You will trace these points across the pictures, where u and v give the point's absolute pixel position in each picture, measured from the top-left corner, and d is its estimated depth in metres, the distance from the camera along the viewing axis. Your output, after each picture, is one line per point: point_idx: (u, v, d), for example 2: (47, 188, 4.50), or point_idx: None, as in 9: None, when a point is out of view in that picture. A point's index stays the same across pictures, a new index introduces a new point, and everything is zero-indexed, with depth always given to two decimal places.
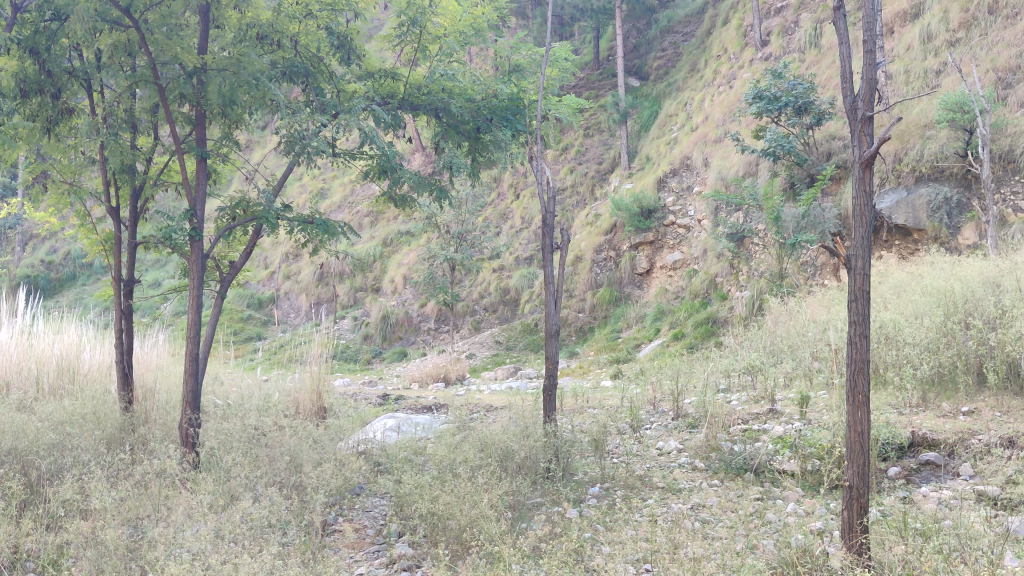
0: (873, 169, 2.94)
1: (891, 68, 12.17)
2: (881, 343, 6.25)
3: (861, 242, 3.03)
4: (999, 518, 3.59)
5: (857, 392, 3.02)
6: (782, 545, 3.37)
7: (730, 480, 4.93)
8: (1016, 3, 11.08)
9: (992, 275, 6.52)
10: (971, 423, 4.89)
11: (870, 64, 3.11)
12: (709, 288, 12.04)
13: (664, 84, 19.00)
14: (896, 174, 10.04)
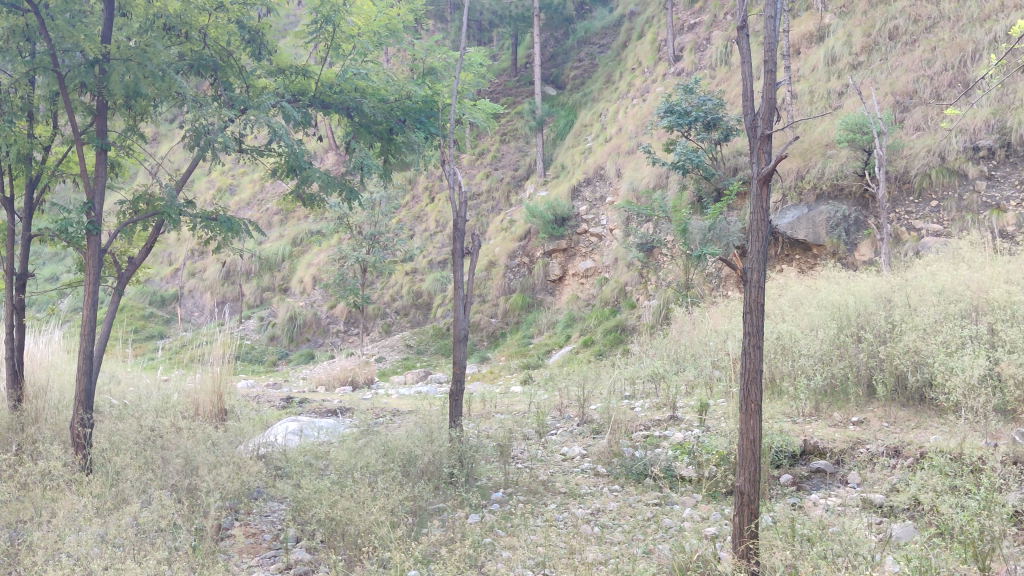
0: (770, 186, 3.01)
1: (796, 87, 12.60)
2: (778, 353, 6.43)
3: (757, 257, 3.11)
4: (881, 525, 3.74)
5: (751, 400, 3.06)
6: (676, 550, 3.45)
7: (630, 485, 4.99)
8: (914, 31, 11.60)
9: (884, 291, 6.81)
10: (860, 433, 5.07)
11: (771, 84, 3.20)
12: (619, 297, 12.21)
13: (580, 94, 19.28)
14: (798, 191, 10.37)
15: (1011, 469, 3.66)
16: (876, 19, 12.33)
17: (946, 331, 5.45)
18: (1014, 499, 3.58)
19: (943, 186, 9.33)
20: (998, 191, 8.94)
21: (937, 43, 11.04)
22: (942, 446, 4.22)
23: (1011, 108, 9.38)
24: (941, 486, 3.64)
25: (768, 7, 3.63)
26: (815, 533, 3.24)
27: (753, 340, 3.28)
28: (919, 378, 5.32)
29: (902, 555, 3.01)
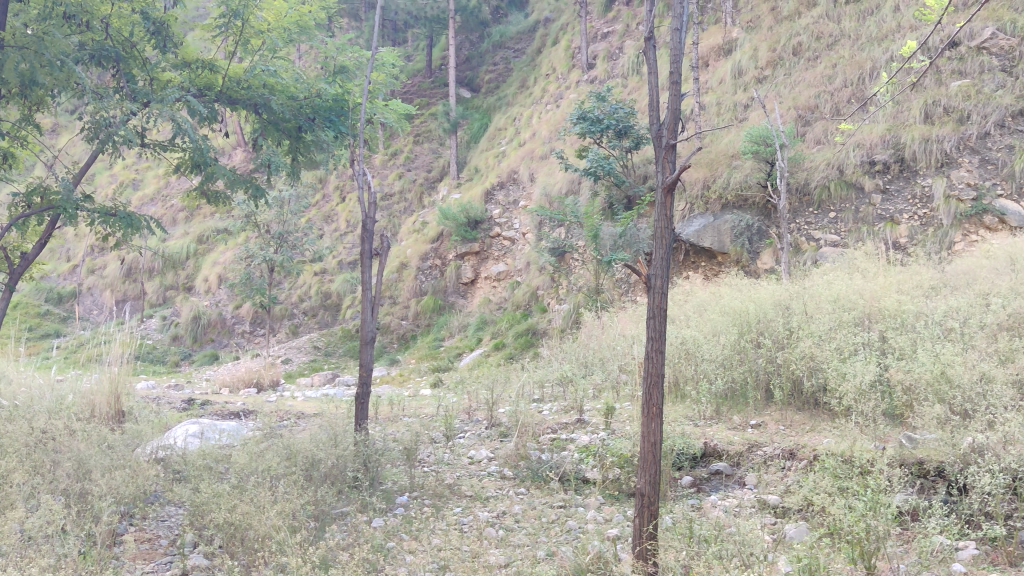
0: (673, 196, 3.08)
1: (705, 99, 12.90)
2: (682, 358, 6.57)
3: (661, 263, 3.17)
4: (775, 527, 3.86)
5: (652, 404, 3.11)
6: (579, 551, 3.49)
7: (536, 488, 5.02)
8: (817, 48, 12.01)
9: (783, 298, 7.02)
10: (757, 436, 5.22)
11: (675, 94, 3.27)
12: (530, 300, 12.28)
13: (494, 98, 19.36)
14: (705, 200, 10.62)
15: (896, 473, 3.81)
16: (781, 35, 12.71)
17: (839, 338, 5.67)
18: (898, 500, 3.73)
19: (841, 199, 9.66)
20: (892, 205, 9.30)
21: (838, 60, 11.43)
22: (833, 448, 4.38)
23: (905, 125, 9.79)
24: (831, 488, 3.78)
25: (674, 19, 3.70)
26: (712, 533, 3.31)
27: (654, 346, 3.35)
28: (814, 383, 5.52)
29: (792, 555, 3.10)
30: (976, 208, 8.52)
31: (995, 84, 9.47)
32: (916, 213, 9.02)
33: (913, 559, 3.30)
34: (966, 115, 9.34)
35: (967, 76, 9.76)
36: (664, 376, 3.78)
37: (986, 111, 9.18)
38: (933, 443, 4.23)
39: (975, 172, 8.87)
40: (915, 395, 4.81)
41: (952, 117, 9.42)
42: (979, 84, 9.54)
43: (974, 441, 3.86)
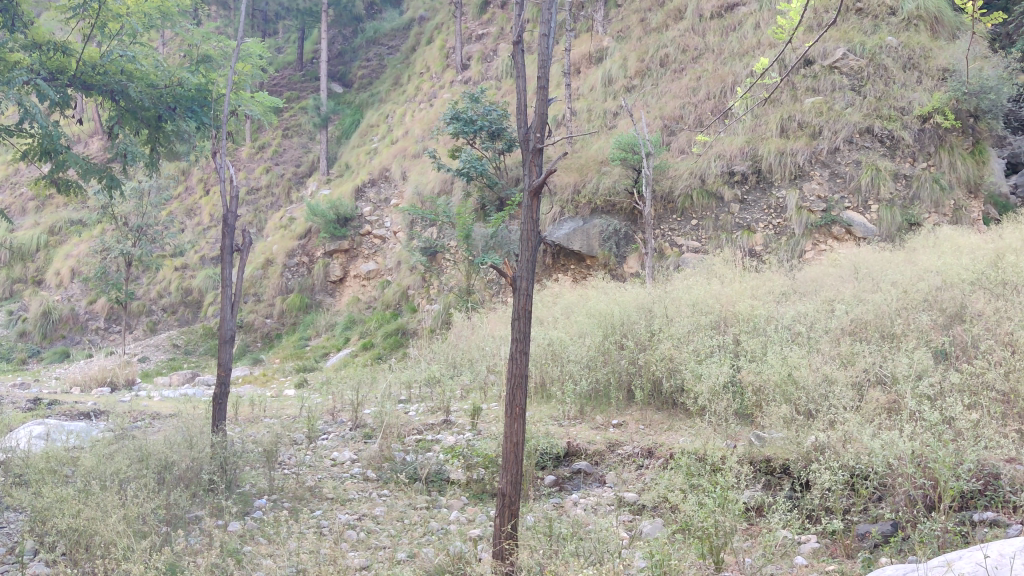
0: (540, 198, 3.11)
1: (576, 105, 13.12)
2: (548, 359, 6.66)
3: (526, 264, 3.20)
4: (632, 524, 3.96)
5: (515, 404, 3.13)
6: (439, 553, 3.49)
7: (400, 489, 4.97)
8: (682, 60, 12.41)
9: (646, 301, 7.21)
10: (618, 435, 5.34)
11: (543, 98, 3.30)
12: (400, 300, 12.20)
13: (366, 94, 19.12)
14: (575, 204, 10.81)
15: (745, 471, 3.97)
16: (650, 45, 13.07)
17: (697, 341, 5.88)
18: (746, 496, 3.89)
19: (703, 207, 9.99)
20: (749, 214, 9.68)
21: (702, 72, 11.82)
22: (688, 447, 4.53)
23: (762, 138, 10.19)
24: (684, 485, 3.90)
25: (542, 25, 3.75)
26: (570, 532, 3.36)
27: (519, 349, 3.39)
28: (672, 384, 5.70)
29: (646, 552, 3.18)
30: (825, 219, 9.03)
31: (845, 102, 10.00)
32: (771, 223, 9.44)
33: (759, 553, 3.44)
34: (819, 131, 9.83)
35: (820, 93, 10.27)
36: (528, 375, 3.81)
37: (837, 128, 9.68)
38: (780, 442, 4.43)
39: (825, 185, 9.39)
40: (764, 396, 5.03)
41: (805, 131, 9.89)
42: (831, 102, 10.05)
43: (816, 440, 4.08)
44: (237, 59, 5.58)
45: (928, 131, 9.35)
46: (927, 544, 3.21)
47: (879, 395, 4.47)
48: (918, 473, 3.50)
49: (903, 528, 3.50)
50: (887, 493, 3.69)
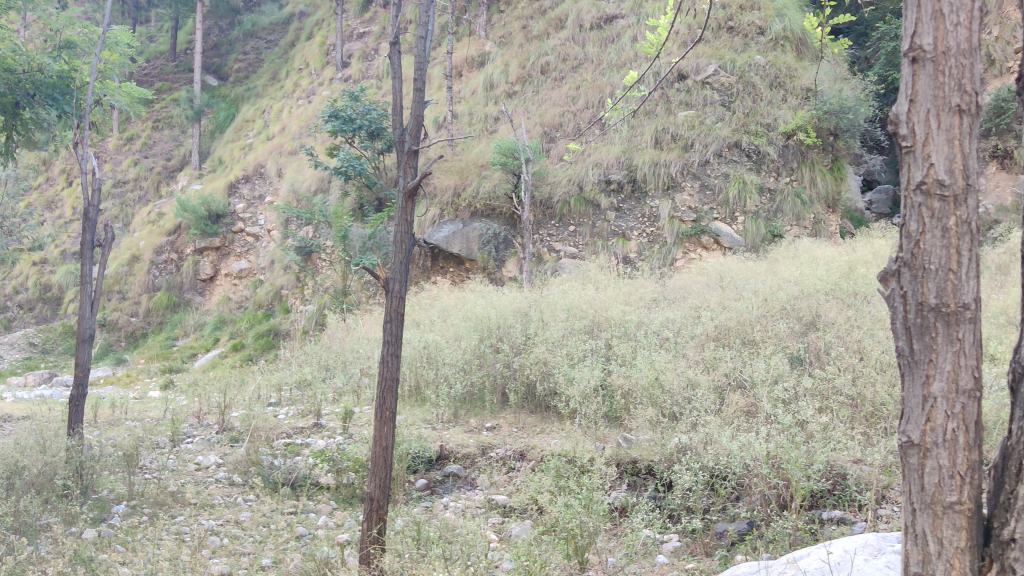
0: (414, 201, 3.10)
1: (457, 108, 13.12)
2: (422, 362, 6.64)
3: (398, 265, 3.19)
4: (502, 527, 4.00)
5: (385, 408, 3.10)
6: (306, 558, 3.43)
7: (266, 495, 4.84)
8: (563, 68, 12.58)
9: (522, 306, 7.27)
10: (491, 438, 5.37)
11: (419, 101, 3.29)
12: (273, 300, 11.94)
13: (242, 88, 18.65)
14: (455, 207, 10.62)
15: (610, 472, 4.07)
16: (531, 52, 13.21)
17: (570, 345, 5.99)
18: (612, 497, 3.98)
19: (580, 214, 10.07)
20: (624, 222, 9.86)
21: (581, 82, 12.02)
22: (558, 449, 4.61)
23: (638, 148, 10.36)
24: (552, 487, 3.96)
25: (420, 28, 3.73)
26: (437, 535, 3.34)
27: (390, 351, 3.37)
28: (545, 388, 5.78)
29: (513, 553, 3.19)
30: (695, 229, 9.34)
31: (716, 117, 10.36)
32: (645, 231, 9.68)
33: (622, 553, 3.52)
34: (690, 144, 10.11)
35: (693, 107, 10.57)
36: (399, 376, 3.78)
37: (708, 141, 10.00)
38: (645, 443, 4.57)
39: (695, 197, 9.69)
40: (632, 398, 5.16)
41: (678, 144, 10.16)
42: (703, 116, 10.37)
43: (679, 442, 4.24)
44: (104, 47, 5.34)
45: (792, 148, 9.88)
46: (780, 541, 3.35)
47: (739, 398, 4.67)
48: (772, 474, 3.67)
49: (758, 527, 3.64)
50: (743, 493, 3.84)
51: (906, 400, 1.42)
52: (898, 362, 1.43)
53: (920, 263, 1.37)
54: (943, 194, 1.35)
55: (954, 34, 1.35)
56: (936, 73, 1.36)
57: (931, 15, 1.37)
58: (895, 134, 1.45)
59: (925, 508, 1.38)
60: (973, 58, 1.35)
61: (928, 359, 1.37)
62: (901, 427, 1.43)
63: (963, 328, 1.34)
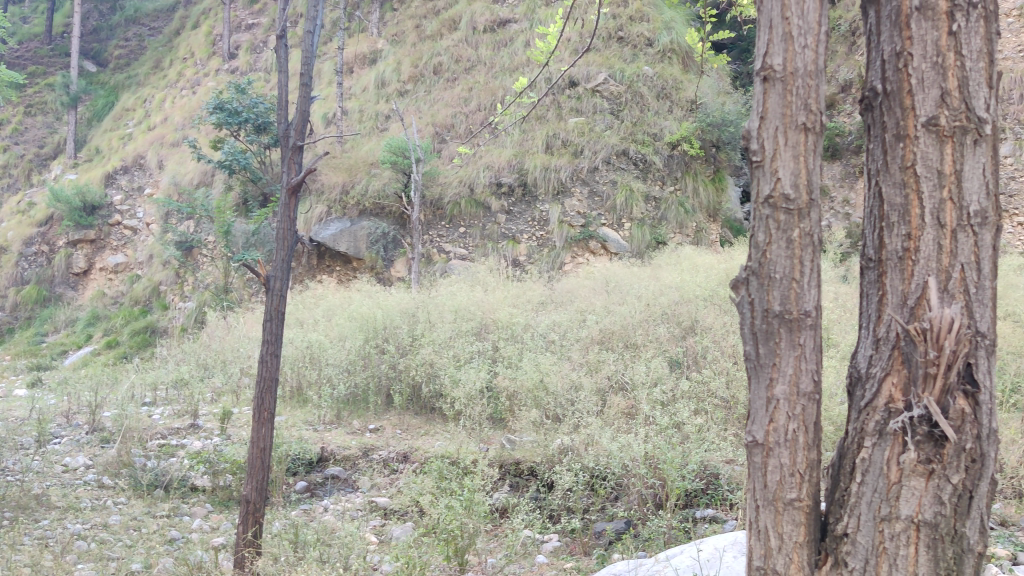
0: (297, 197, 3.02)
1: (347, 105, 12.96)
2: (305, 362, 6.52)
3: (280, 262, 3.10)
4: (384, 529, 3.97)
5: (263, 408, 3.01)
6: (179, 564, 3.32)
7: (138, 497, 4.66)
8: (456, 70, 12.57)
9: (409, 306, 7.23)
10: (374, 440, 5.32)
11: (305, 96, 3.23)
12: (150, 296, 11.52)
13: (123, 76, 17.95)
14: (342, 205, 10.47)
15: (492, 474, 4.09)
16: (423, 52, 13.15)
17: (457, 347, 5.99)
18: (493, 499, 4.01)
19: (471, 216, 10.00)
20: (515, 225, 9.89)
21: (473, 84, 12.05)
22: (442, 452, 4.59)
23: (529, 152, 10.41)
24: (433, 488, 3.95)
25: (308, 23, 3.66)
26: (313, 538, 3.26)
27: (269, 351, 3.30)
28: (431, 390, 5.78)
29: (391, 555, 3.15)
30: (583, 234, 9.45)
31: (605, 124, 10.56)
32: (535, 234, 9.74)
33: (502, 554, 3.54)
34: (580, 150, 10.26)
35: (583, 114, 10.72)
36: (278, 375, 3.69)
37: (597, 148, 10.17)
38: (528, 444, 4.61)
39: (584, 203, 9.82)
40: (516, 401, 5.20)
41: (568, 149, 10.29)
42: (592, 123, 10.54)
43: (562, 443, 4.32)
44: None
45: (677, 158, 10.17)
46: (655, 539, 3.44)
47: (620, 400, 4.76)
48: (649, 474, 3.77)
49: (635, 526, 3.72)
50: (622, 493, 3.92)
51: (751, 402, 1.49)
52: (744, 366, 1.50)
53: (767, 272, 1.44)
54: (789, 207, 1.42)
55: (801, 57, 1.43)
56: (785, 93, 1.43)
57: (781, 37, 1.44)
58: (747, 148, 1.51)
59: (767, 505, 1.45)
60: (818, 79, 1.43)
61: (772, 363, 1.44)
62: (748, 428, 1.49)
63: (804, 334, 1.42)
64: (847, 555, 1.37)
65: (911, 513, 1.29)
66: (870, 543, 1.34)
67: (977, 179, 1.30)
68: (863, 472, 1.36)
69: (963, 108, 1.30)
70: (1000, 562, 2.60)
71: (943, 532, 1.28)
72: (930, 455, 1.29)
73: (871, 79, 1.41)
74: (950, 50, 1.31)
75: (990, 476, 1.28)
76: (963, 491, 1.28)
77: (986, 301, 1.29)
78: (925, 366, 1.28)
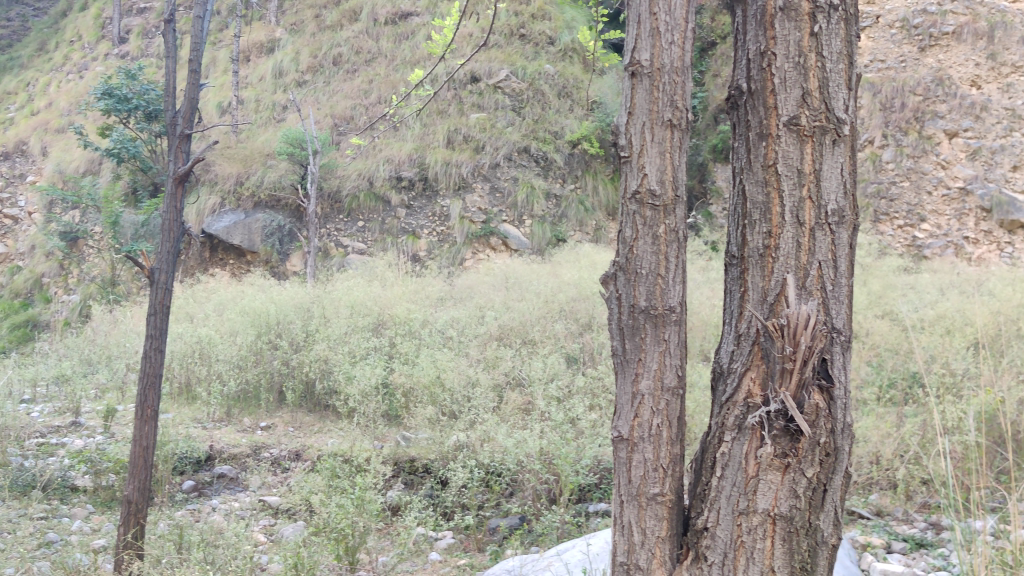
0: (184, 186, 2.82)
1: (243, 94, 12.63)
2: (195, 359, 6.20)
3: (165, 254, 2.90)
4: (275, 528, 3.87)
5: (146, 405, 2.85)
6: (54, 567, 3.14)
7: (12, 499, 4.41)
8: (356, 61, 12.39)
9: (304, 302, 7.09)
10: (265, 438, 5.19)
11: (194, 83, 3.03)
12: (32, 289, 10.97)
13: (3, 57, 17.08)
14: (237, 196, 10.20)
15: (387, 472, 4.01)
16: (323, 42, 12.92)
17: (352, 342, 5.89)
18: (387, 496, 3.94)
19: (370, 210, 9.81)
20: (415, 220, 9.74)
21: (373, 76, 11.89)
22: (335, 449, 4.51)
23: (429, 146, 10.31)
24: (325, 484, 3.85)
25: (199, 8, 3.51)
26: (200, 537, 3.06)
27: (154, 346, 3.13)
28: (325, 386, 5.67)
29: (280, 555, 3.04)
30: (484, 230, 9.41)
31: (506, 121, 10.58)
32: (435, 229, 9.62)
33: (394, 552, 3.47)
34: (481, 146, 10.25)
35: (484, 110, 10.70)
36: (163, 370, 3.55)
37: (498, 144, 10.19)
38: (423, 442, 4.57)
39: (485, 199, 9.82)
40: (412, 397, 5.13)
41: (469, 145, 10.25)
42: (494, 120, 10.55)
43: (457, 440, 4.29)
44: None
45: (576, 157, 10.29)
46: (548, 534, 3.44)
47: (517, 397, 4.77)
48: (543, 469, 3.77)
49: (529, 521, 3.73)
50: (517, 489, 3.90)
51: (618, 397, 1.50)
52: (611, 360, 1.50)
53: (633, 267, 1.44)
54: (654, 203, 1.43)
55: (668, 53, 1.44)
56: (652, 88, 1.44)
57: (649, 33, 1.45)
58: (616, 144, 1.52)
59: (631, 500, 1.46)
60: (684, 76, 1.45)
61: (638, 358, 1.45)
62: (614, 423, 1.50)
63: (669, 329, 1.44)
64: (707, 549, 1.38)
65: (768, 507, 1.32)
66: (729, 537, 1.35)
67: (835, 179, 1.33)
68: (724, 466, 1.38)
69: (823, 108, 1.33)
70: (874, 551, 2.71)
71: (797, 525, 1.31)
72: (785, 449, 1.31)
73: (737, 78, 1.43)
74: (812, 50, 1.33)
75: (843, 470, 1.32)
76: (816, 485, 1.31)
77: (840, 298, 1.32)
78: (782, 361, 1.31)
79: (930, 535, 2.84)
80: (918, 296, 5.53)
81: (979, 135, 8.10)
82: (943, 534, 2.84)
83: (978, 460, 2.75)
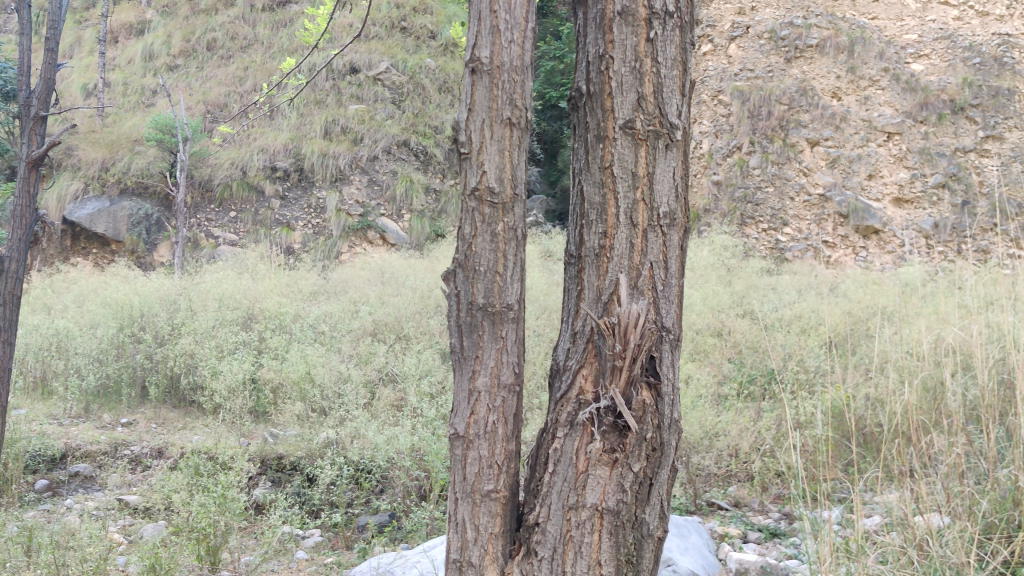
0: (38, 172, 2.55)
1: (109, 76, 12.11)
2: (52, 353, 5.88)
3: (18, 240, 2.64)
4: (133, 527, 3.71)
5: None
6: None
7: None
8: (231, 47, 12.04)
9: (170, 294, 6.84)
10: (125, 435, 4.98)
11: (50, 61, 2.79)
12: None
13: None
14: (101, 182, 9.76)
15: (253, 469, 3.89)
16: (196, 26, 12.47)
17: (220, 337, 5.72)
18: (251, 494, 3.83)
19: (242, 200, 9.54)
20: (289, 211, 9.51)
21: (249, 63, 11.58)
22: (200, 446, 4.36)
23: (306, 137, 10.12)
24: (188, 481, 3.71)
25: None
26: (51, 539, 2.85)
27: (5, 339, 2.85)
28: (190, 381, 5.48)
29: (137, 553, 2.90)
30: (361, 223, 9.24)
31: (385, 114, 10.50)
32: (310, 222, 9.43)
33: (259, 551, 3.36)
34: (360, 138, 10.13)
35: (363, 102, 10.58)
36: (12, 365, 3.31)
37: (377, 137, 10.10)
38: (291, 438, 4.47)
39: (363, 191, 9.70)
40: (280, 393, 5.01)
41: (347, 137, 10.12)
42: (373, 112, 10.45)
43: (327, 436, 4.22)
44: None
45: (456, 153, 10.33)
46: (416, 531, 3.41)
47: (389, 393, 4.74)
48: (414, 466, 3.75)
49: (398, 517, 3.69)
50: (387, 485, 3.86)
51: (454, 395, 1.50)
52: (449, 358, 1.50)
53: (471, 265, 1.45)
54: (493, 201, 1.44)
55: (508, 51, 1.46)
56: (491, 86, 1.45)
57: (489, 30, 1.46)
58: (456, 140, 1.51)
59: (466, 497, 1.47)
60: (523, 75, 1.47)
61: (475, 356, 1.46)
62: (450, 420, 1.50)
63: (506, 327, 1.46)
64: (537, 544, 1.40)
65: (596, 502, 1.36)
66: (558, 531, 1.38)
67: (666, 182, 1.38)
68: (555, 462, 1.40)
69: (657, 113, 1.38)
70: (730, 541, 2.81)
71: (623, 519, 1.36)
72: (613, 445, 1.36)
73: (577, 79, 1.45)
74: (647, 56, 1.37)
75: (666, 464, 1.39)
76: (643, 479, 1.37)
77: (670, 297, 1.38)
78: (612, 359, 1.35)
79: (782, 525, 2.96)
80: (778, 296, 5.79)
81: (839, 145, 8.54)
82: (795, 523, 2.97)
83: (824, 454, 2.88)
